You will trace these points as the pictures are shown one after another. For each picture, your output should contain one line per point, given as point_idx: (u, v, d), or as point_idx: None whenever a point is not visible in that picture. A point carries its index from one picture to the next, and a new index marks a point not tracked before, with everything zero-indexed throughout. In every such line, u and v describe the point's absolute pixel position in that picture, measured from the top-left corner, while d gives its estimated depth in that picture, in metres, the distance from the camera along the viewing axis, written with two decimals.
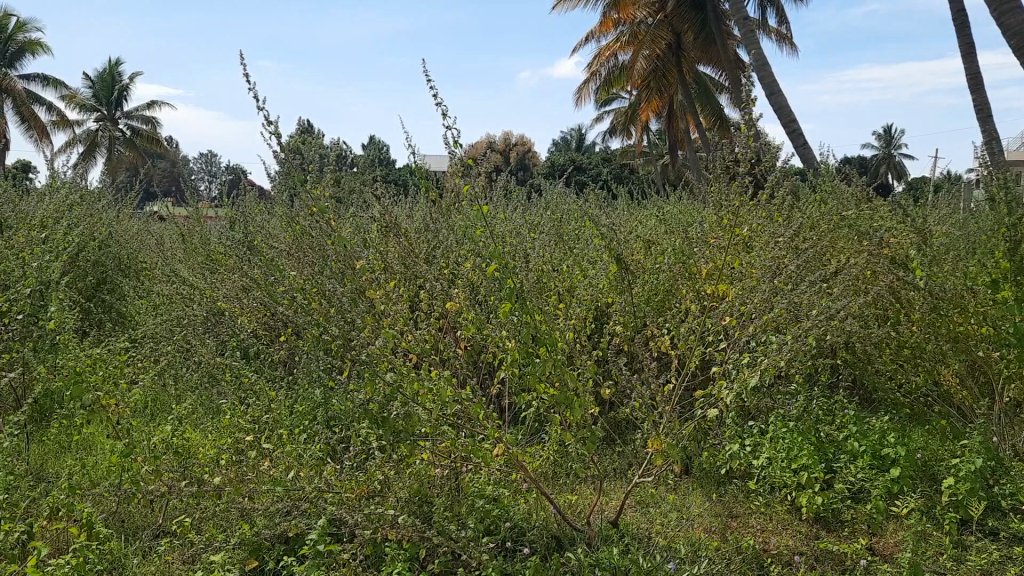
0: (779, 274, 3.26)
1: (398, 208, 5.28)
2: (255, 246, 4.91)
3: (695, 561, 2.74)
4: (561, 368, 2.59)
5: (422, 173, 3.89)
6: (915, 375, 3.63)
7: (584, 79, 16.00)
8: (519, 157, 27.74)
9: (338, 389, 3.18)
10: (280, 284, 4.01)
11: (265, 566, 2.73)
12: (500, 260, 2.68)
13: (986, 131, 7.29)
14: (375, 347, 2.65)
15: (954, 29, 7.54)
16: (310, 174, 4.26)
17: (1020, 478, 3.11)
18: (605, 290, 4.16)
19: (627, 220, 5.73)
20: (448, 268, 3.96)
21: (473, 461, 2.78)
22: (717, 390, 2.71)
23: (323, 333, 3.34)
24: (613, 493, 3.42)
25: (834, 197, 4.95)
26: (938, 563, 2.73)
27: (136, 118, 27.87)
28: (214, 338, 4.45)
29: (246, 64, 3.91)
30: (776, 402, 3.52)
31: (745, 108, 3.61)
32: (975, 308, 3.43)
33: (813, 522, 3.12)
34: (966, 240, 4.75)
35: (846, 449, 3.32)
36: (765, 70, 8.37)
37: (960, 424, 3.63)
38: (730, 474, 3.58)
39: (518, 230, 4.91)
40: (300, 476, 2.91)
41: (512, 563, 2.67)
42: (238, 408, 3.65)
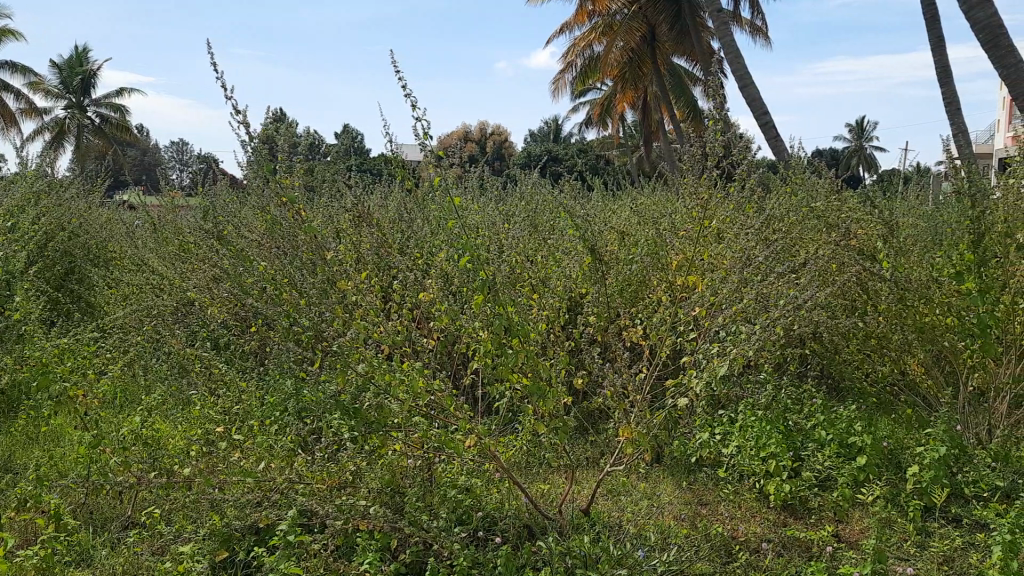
0: (749, 264, 3.30)
1: (371, 197, 5.26)
2: (226, 235, 4.87)
3: (665, 548, 2.78)
4: (534, 359, 2.61)
5: (397, 163, 3.87)
6: (882, 365, 3.72)
7: (560, 70, 15.98)
8: (495, 147, 27.61)
9: (309, 379, 3.16)
10: (249, 274, 3.97)
11: (234, 557, 2.73)
12: (472, 252, 2.68)
13: (955, 124, 7.40)
14: (346, 338, 2.66)
15: (924, 25, 7.64)
16: (280, 164, 4.21)
17: (983, 466, 3.18)
18: (578, 281, 4.17)
19: (601, 211, 5.75)
20: (423, 258, 3.97)
21: (446, 451, 2.79)
22: (688, 380, 2.75)
23: (293, 324, 3.33)
24: (585, 483, 3.46)
25: (805, 188, 5.02)
26: (902, 550, 2.78)
27: (105, 106, 27.43)
28: (184, 329, 4.42)
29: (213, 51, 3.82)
30: (745, 391, 3.56)
31: (719, 101, 3.61)
32: (940, 299, 3.47)
33: (781, 510, 3.17)
34: (932, 232, 4.83)
35: (814, 438, 3.38)
36: (738, 62, 8.43)
37: (924, 412, 3.71)
38: (699, 463, 3.63)
39: (492, 222, 4.91)
40: (272, 467, 2.90)
41: (483, 552, 2.69)
42: (209, 399, 3.63)
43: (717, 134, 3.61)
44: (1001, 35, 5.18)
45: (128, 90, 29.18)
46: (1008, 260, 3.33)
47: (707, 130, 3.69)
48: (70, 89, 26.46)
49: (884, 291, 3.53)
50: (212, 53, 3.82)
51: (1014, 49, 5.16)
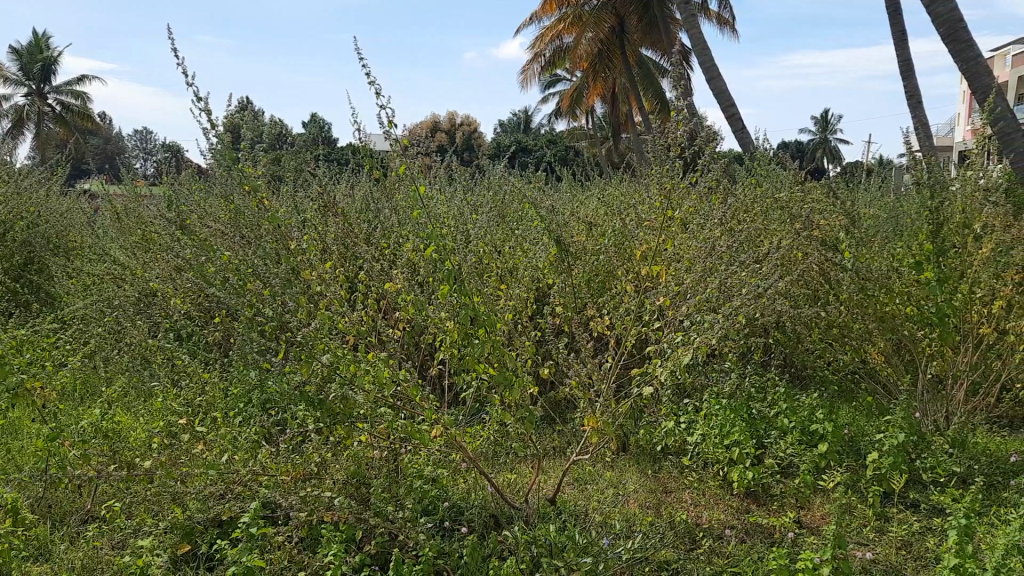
0: (714, 254, 3.32)
1: (338, 187, 5.22)
2: (189, 224, 4.79)
3: (630, 536, 2.80)
4: (499, 349, 2.60)
5: (363, 152, 3.83)
6: (843, 354, 3.77)
7: (529, 60, 15.95)
8: (464, 137, 27.50)
9: (273, 369, 3.13)
10: (211, 264, 3.92)
11: (196, 551, 2.71)
12: (437, 241, 2.65)
13: (917, 117, 7.53)
14: (310, 329, 2.63)
15: (887, 20, 7.75)
16: (243, 153, 4.15)
17: (940, 452, 3.25)
18: (545, 271, 4.17)
19: (568, 201, 5.76)
20: (389, 248, 3.95)
21: (412, 442, 2.78)
22: (652, 368, 2.76)
23: (257, 314, 3.28)
24: (551, 472, 3.48)
25: (769, 179, 5.07)
26: (861, 535, 2.83)
27: (66, 93, 26.89)
28: (146, 320, 4.35)
29: (171, 36, 3.73)
30: (710, 379, 3.59)
31: (684, 91, 3.59)
32: (900, 289, 3.50)
33: (744, 497, 3.21)
34: (893, 222, 4.91)
35: (777, 426, 3.42)
36: (706, 54, 8.48)
37: (884, 400, 3.79)
38: (664, 451, 3.66)
39: (459, 212, 4.89)
40: (235, 459, 2.87)
41: (449, 542, 2.69)
42: (171, 391, 3.59)
43: (682, 125, 3.61)
44: (961, 29, 5.27)
45: (89, 76, 28.64)
46: (966, 249, 3.39)
47: (672, 120, 3.68)
48: (29, 75, 25.88)
49: (845, 281, 3.55)
50: (170, 38, 3.72)
51: (972, 43, 5.24)
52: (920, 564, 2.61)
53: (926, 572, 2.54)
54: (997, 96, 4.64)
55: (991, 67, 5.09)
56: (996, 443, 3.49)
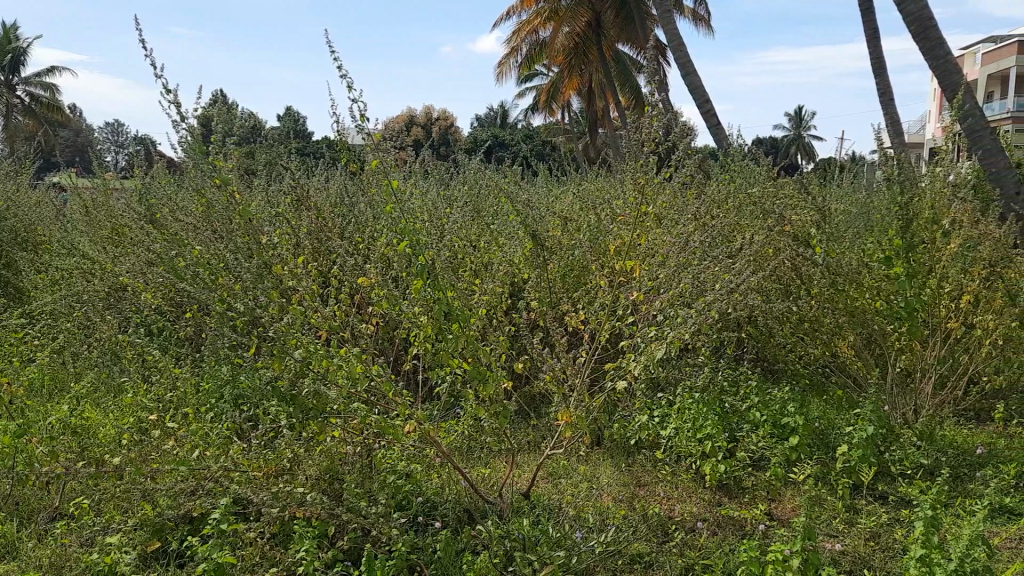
0: (686, 249, 3.34)
1: (312, 180, 5.18)
2: (160, 218, 4.73)
3: (603, 529, 2.82)
4: (474, 344, 2.59)
5: (337, 146, 3.80)
6: (814, 347, 3.81)
7: (505, 55, 15.93)
8: (441, 131, 27.40)
9: (245, 364, 3.10)
10: (182, 259, 3.87)
11: (167, 548, 2.69)
12: (410, 236, 2.64)
13: (889, 114, 7.62)
14: (282, 323, 2.61)
15: (859, 17, 7.83)
16: (214, 146, 4.10)
17: (908, 445, 3.30)
18: (520, 266, 4.17)
19: (543, 196, 5.77)
20: (363, 242, 3.92)
21: (386, 438, 2.77)
22: (626, 363, 2.78)
23: (228, 309, 3.25)
24: (526, 466, 3.48)
25: (742, 175, 5.11)
26: (831, 527, 2.86)
27: (35, 85, 26.46)
28: (116, 315, 4.30)
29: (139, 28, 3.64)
30: (683, 373, 3.61)
31: (658, 86, 3.59)
32: (870, 283, 3.56)
33: (716, 490, 3.24)
34: (864, 218, 4.97)
35: (748, 419, 3.45)
36: (681, 50, 8.51)
37: (854, 393, 3.84)
38: (638, 445, 3.68)
39: (433, 206, 4.87)
40: (206, 455, 2.85)
41: (423, 537, 2.69)
42: (141, 386, 3.55)
43: (655, 120, 3.61)
44: (931, 27, 5.33)
45: (59, 67, 28.19)
46: (935, 245, 3.44)
47: (646, 115, 3.68)
48: None
49: (816, 275, 3.60)
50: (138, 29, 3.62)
51: (942, 41, 5.31)
52: (888, 555, 2.65)
53: (893, 563, 2.58)
54: (966, 93, 4.71)
55: (960, 65, 5.16)
56: (962, 435, 3.55)
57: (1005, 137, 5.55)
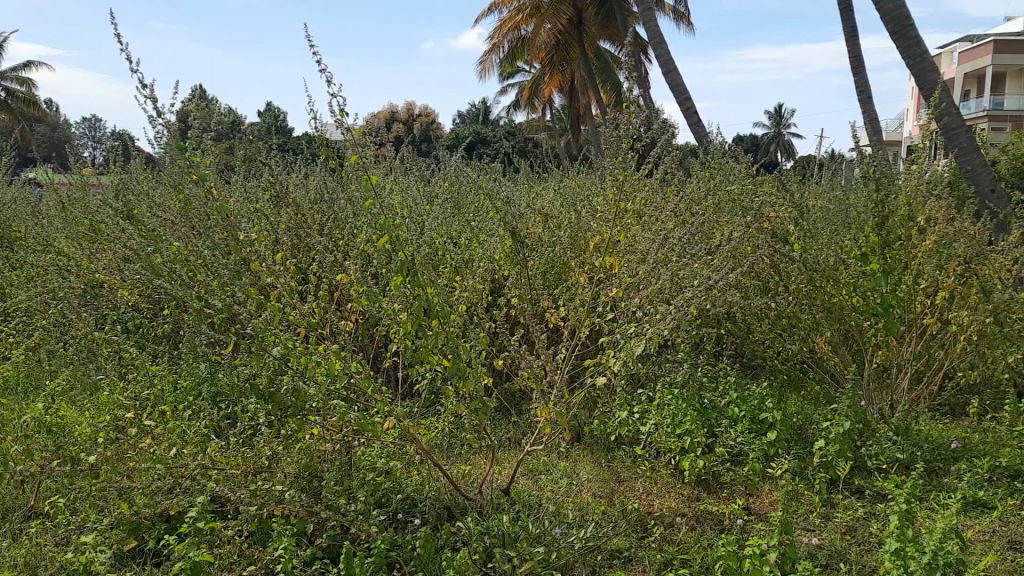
0: (666, 246, 3.35)
1: (292, 176, 5.14)
2: (136, 214, 4.69)
3: (583, 525, 2.83)
4: (453, 340, 2.59)
5: (316, 142, 3.78)
6: (792, 343, 3.84)
7: (487, 51, 15.90)
8: (423, 127, 27.33)
9: (223, 362, 3.08)
10: (158, 255, 3.83)
11: (143, 546, 2.67)
12: (389, 232, 2.63)
13: (867, 112, 7.69)
14: (260, 320, 2.59)
15: (838, 15, 7.89)
16: (192, 141, 4.06)
17: (884, 439, 3.33)
18: (501, 262, 4.17)
19: (524, 193, 5.77)
20: (343, 238, 3.90)
21: (365, 435, 2.76)
22: (606, 359, 2.78)
23: (205, 306, 3.22)
24: (506, 463, 3.49)
25: (722, 172, 5.13)
26: (808, 521, 2.88)
27: (10, 79, 26.11)
28: (92, 312, 4.26)
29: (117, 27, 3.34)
30: (662, 369, 3.63)
31: (639, 83, 3.58)
32: (846, 279, 3.58)
33: (695, 485, 3.26)
34: (842, 215, 5.01)
35: (727, 415, 3.48)
36: (662, 47, 8.54)
37: (831, 388, 3.87)
38: (618, 441, 3.70)
39: (413, 202, 4.86)
40: (183, 453, 2.83)
41: (402, 534, 2.69)
42: (117, 383, 3.51)
43: (635, 117, 3.61)
44: (908, 26, 5.38)
45: (35, 61, 27.82)
46: (911, 241, 3.48)
47: (626, 111, 3.68)
48: None
49: (793, 272, 3.62)
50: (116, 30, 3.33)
51: (919, 40, 5.36)
52: (864, 548, 2.68)
53: (869, 556, 2.61)
54: (942, 91, 4.76)
55: (937, 64, 5.21)
56: (936, 430, 3.59)
57: (980, 135, 5.62)
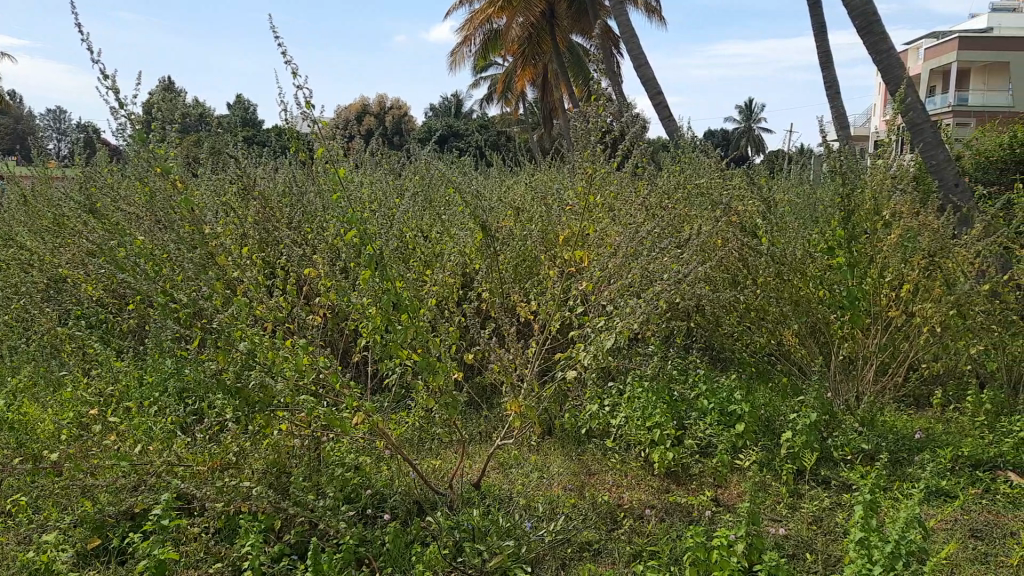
0: (636, 239, 3.35)
1: (260, 169, 5.08)
2: (99, 208, 4.60)
3: (552, 518, 2.84)
4: (423, 335, 2.57)
5: (284, 134, 3.73)
6: (760, 335, 3.87)
7: (459, 44, 15.84)
8: (394, 120, 27.17)
9: (189, 358, 3.04)
10: (122, 249, 3.77)
11: (108, 545, 2.63)
12: (356, 226, 2.59)
13: (835, 107, 7.77)
14: (226, 315, 2.55)
15: (807, 10, 7.96)
16: (156, 133, 3.98)
17: (850, 430, 3.38)
18: (472, 256, 4.16)
19: (495, 187, 5.75)
20: (311, 231, 3.87)
21: (334, 430, 2.74)
22: (576, 353, 2.78)
23: (171, 301, 3.17)
24: (477, 457, 3.48)
25: (691, 166, 5.16)
26: (775, 511, 2.91)
27: None
28: (55, 308, 4.18)
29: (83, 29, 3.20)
30: (633, 362, 3.65)
31: (609, 76, 3.57)
32: (814, 273, 3.63)
33: (665, 477, 3.28)
34: (810, 209, 5.07)
35: (696, 407, 3.51)
36: (633, 42, 8.56)
37: (799, 380, 3.92)
38: (589, 433, 3.71)
39: (383, 195, 4.82)
40: (149, 450, 2.79)
41: (372, 530, 2.68)
42: (81, 380, 3.46)
43: (604, 110, 3.60)
44: (874, 22, 5.44)
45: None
46: (876, 235, 3.52)
47: (595, 105, 3.66)
48: None
49: (762, 265, 3.65)
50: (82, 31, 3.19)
51: (885, 36, 5.42)
52: (829, 538, 2.71)
53: (834, 546, 2.64)
54: (907, 86, 4.81)
55: (903, 60, 5.27)
56: (901, 421, 3.65)
57: (944, 130, 5.70)
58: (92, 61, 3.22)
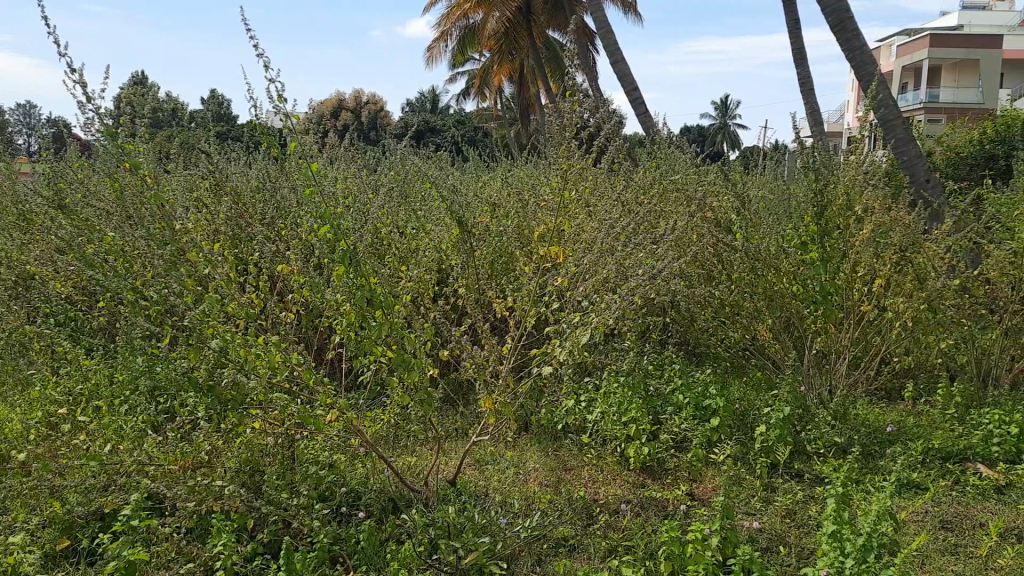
0: (612, 235, 3.35)
1: (233, 165, 5.02)
2: (68, 204, 4.53)
3: (528, 514, 2.84)
4: (397, 331, 2.55)
5: (257, 129, 3.68)
6: (734, 330, 3.90)
7: (436, 39, 15.77)
8: (371, 116, 27.03)
9: (160, 355, 3.00)
10: (92, 245, 3.71)
11: (77, 546, 2.59)
12: (329, 221, 2.57)
13: (810, 104, 7.84)
14: (196, 312, 2.52)
15: (782, 7, 8.02)
16: (126, 128, 3.91)
17: (823, 424, 3.41)
18: (447, 251, 4.15)
19: (471, 182, 5.73)
20: (285, 227, 3.83)
21: (308, 428, 2.71)
22: (551, 348, 2.78)
23: (141, 299, 3.13)
24: (453, 453, 3.47)
25: (667, 162, 5.18)
26: (749, 505, 2.93)
27: None
28: (22, 305, 4.11)
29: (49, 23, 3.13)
30: (610, 358, 3.66)
31: (584, 72, 3.55)
32: (788, 268, 3.63)
33: (641, 472, 3.29)
34: (784, 204, 5.11)
35: (672, 402, 3.53)
36: (610, 37, 8.57)
37: (773, 374, 3.95)
38: (565, 429, 3.72)
39: (358, 190, 4.79)
40: (119, 449, 2.75)
41: (346, 528, 2.67)
42: (49, 379, 3.41)
43: (579, 106, 3.59)
44: (847, 19, 5.49)
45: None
46: (849, 230, 3.56)
47: (569, 101, 3.65)
48: None
49: (736, 261, 3.67)
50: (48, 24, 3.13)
51: (858, 33, 5.47)
52: (802, 531, 2.73)
53: (807, 539, 2.66)
54: (880, 83, 4.86)
55: (875, 57, 5.32)
56: (873, 414, 3.69)
57: (915, 126, 5.76)
58: (58, 54, 3.15)
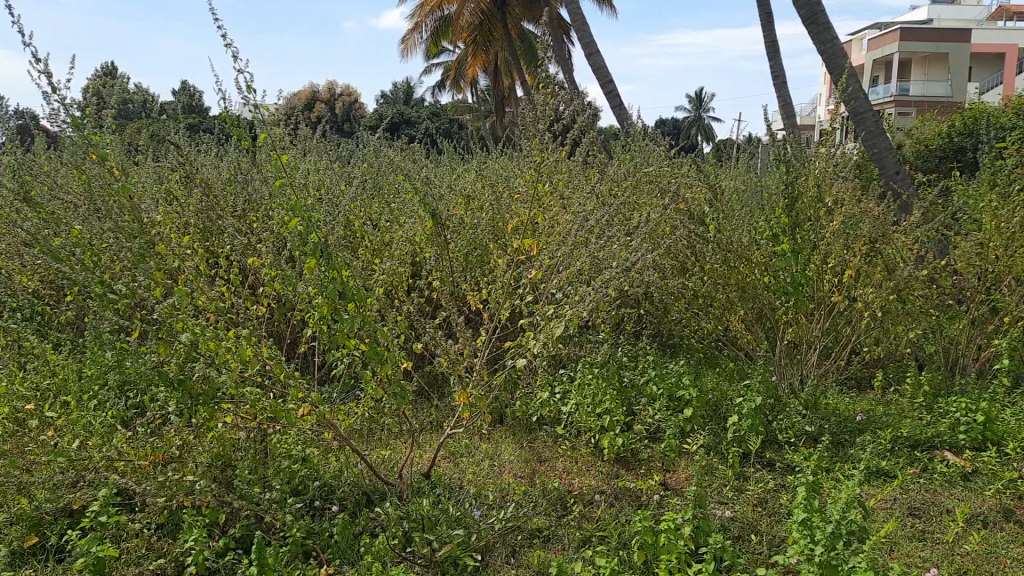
0: (585, 227, 3.35)
1: (204, 157, 4.96)
2: (34, 196, 4.44)
3: (502, 505, 2.85)
4: (370, 324, 2.54)
5: (227, 120, 3.64)
6: (707, 322, 3.93)
7: (410, 31, 15.67)
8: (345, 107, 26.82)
9: (129, 350, 2.96)
10: (59, 238, 3.65)
11: (45, 543, 2.56)
12: (300, 213, 2.54)
13: (782, 97, 7.89)
14: (165, 306, 2.48)
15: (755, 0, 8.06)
16: (93, 119, 3.84)
17: (794, 413, 3.45)
18: (421, 244, 4.13)
19: (446, 174, 5.71)
20: (257, 219, 3.79)
21: (280, 422, 2.69)
22: (525, 340, 2.77)
23: (110, 292, 3.08)
24: (427, 446, 3.47)
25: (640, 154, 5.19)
26: (722, 494, 2.96)
27: None
28: None
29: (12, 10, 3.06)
30: (584, 350, 3.67)
31: (558, 64, 3.54)
32: (759, 259, 3.67)
33: (614, 462, 3.30)
34: (756, 197, 5.15)
35: (645, 393, 3.54)
36: (584, 30, 8.57)
37: (745, 364, 3.99)
38: (539, 421, 3.73)
39: (331, 183, 4.76)
40: (88, 444, 2.72)
41: (320, 521, 2.66)
42: (16, 374, 3.35)
43: (552, 98, 3.58)
44: (819, 12, 5.54)
45: None
46: (820, 222, 3.58)
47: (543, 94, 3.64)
48: None
49: (709, 252, 3.69)
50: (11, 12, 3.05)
51: (829, 26, 5.52)
52: (773, 519, 2.76)
53: (778, 527, 2.69)
54: (850, 76, 4.91)
55: (846, 50, 5.37)
56: (843, 403, 3.74)
57: (885, 118, 5.83)
58: (22, 44, 3.09)
